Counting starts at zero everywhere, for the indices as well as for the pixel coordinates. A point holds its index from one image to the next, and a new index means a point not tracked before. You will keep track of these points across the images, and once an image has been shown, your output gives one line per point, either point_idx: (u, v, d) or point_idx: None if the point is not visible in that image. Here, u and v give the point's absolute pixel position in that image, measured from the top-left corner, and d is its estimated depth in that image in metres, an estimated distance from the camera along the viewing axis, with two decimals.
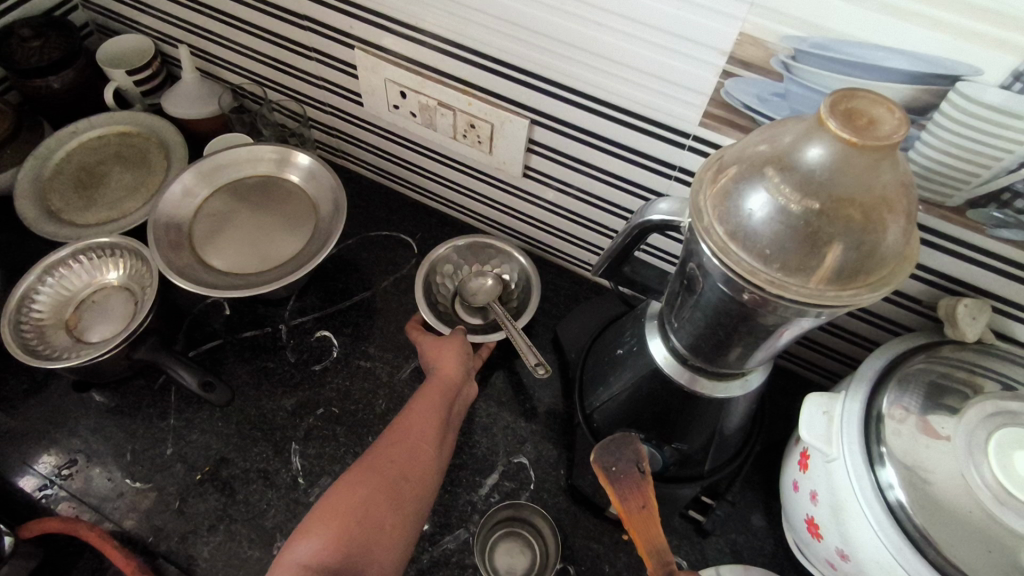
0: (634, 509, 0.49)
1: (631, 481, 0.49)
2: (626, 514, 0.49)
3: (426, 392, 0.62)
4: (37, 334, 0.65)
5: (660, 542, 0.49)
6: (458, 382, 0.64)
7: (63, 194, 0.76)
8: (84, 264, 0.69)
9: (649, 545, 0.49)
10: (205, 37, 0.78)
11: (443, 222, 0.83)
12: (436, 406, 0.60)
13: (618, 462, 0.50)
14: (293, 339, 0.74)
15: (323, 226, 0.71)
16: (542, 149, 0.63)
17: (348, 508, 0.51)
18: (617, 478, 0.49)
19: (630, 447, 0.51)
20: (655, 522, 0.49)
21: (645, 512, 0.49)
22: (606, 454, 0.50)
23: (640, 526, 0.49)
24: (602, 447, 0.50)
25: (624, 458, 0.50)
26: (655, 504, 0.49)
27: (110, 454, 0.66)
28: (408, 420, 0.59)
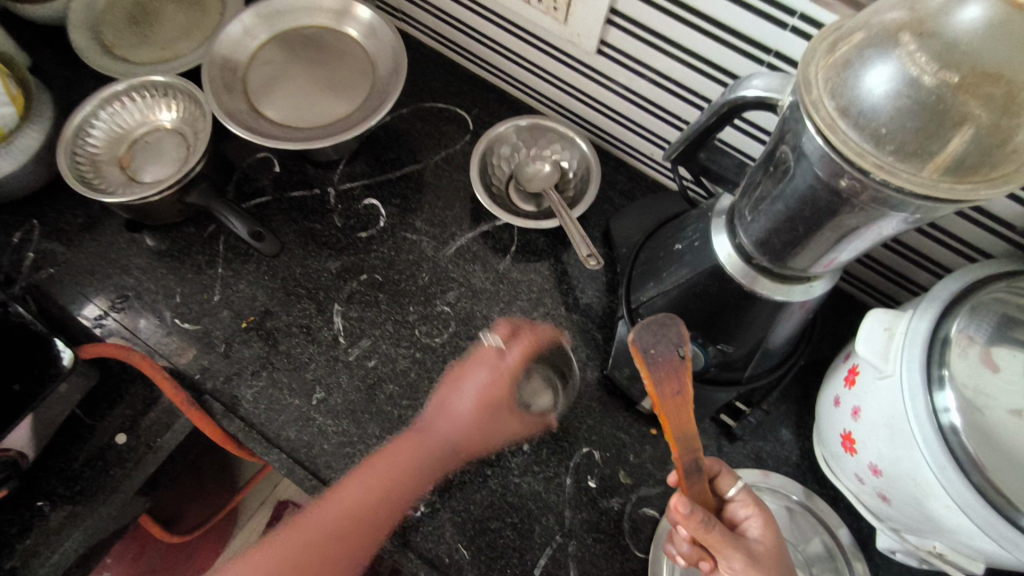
0: (667, 397, 0.45)
1: (670, 368, 0.44)
2: (659, 402, 0.45)
3: (433, 440, 0.62)
4: (92, 167, 0.65)
5: (688, 429, 0.47)
6: (452, 445, 0.62)
7: (115, 27, 0.73)
8: (138, 102, 0.68)
9: (677, 430, 0.46)
10: None
11: (501, 100, 0.79)
12: (443, 468, 0.61)
13: (658, 345, 0.44)
14: (341, 204, 0.73)
15: (380, 88, 0.68)
16: (623, 21, 0.58)
17: (305, 547, 0.57)
18: (655, 365, 0.44)
19: (671, 329, 0.45)
20: (688, 410, 0.46)
21: (678, 399, 0.45)
22: (647, 338, 0.44)
23: (671, 414, 0.46)
24: (643, 331, 0.44)
25: (665, 341, 0.44)
26: (689, 391, 0.45)
27: (160, 294, 0.68)
28: (392, 460, 0.60)
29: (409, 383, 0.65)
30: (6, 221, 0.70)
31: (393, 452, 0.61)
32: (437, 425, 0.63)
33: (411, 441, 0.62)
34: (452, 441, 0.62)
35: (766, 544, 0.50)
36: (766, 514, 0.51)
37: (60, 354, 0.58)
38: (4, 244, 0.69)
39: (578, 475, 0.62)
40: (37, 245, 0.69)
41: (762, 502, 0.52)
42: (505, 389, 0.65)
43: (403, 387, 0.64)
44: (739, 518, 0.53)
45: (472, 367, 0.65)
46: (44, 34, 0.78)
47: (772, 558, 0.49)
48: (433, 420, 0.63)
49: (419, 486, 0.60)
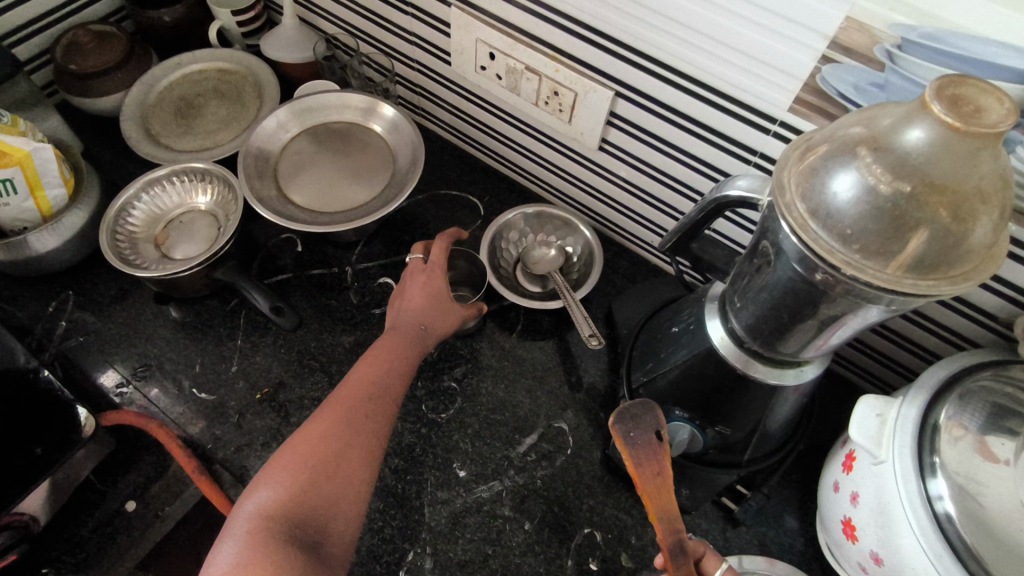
0: (647, 476, 0.49)
1: (647, 450, 0.49)
2: (639, 482, 0.49)
3: (404, 329, 0.63)
4: (130, 245, 0.70)
5: (671, 511, 0.49)
6: (425, 321, 0.64)
7: (162, 120, 0.81)
8: (177, 186, 0.74)
9: (660, 513, 0.49)
10: None
11: (511, 187, 0.85)
12: (417, 343, 0.62)
13: (636, 429, 0.50)
14: (357, 282, 0.77)
15: (399, 177, 0.73)
16: (622, 123, 0.64)
17: (316, 454, 0.51)
18: (633, 446, 0.49)
19: (648, 415, 0.50)
20: (670, 492, 0.49)
21: (659, 480, 0.49)
22: (625, 422, 0.50)
23: (653, 495, 0.49)
24: (621, 415, 0.50)
25: (643, 425, 0.50)
26: (670, 473, 0.49)
27: (181, 363, 0.71)
28: (380, 353, 0.60)
29: (415, 457, 0.66)
30: (44, 292, 0.75)
31: (360, 364, 0.59)
32: (401, 320, 0.64)
33: (414, 516, 0.63)
34: (409, 330, 0.63)
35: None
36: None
37: (77, 411, 0.61)
38: (40, 313, 0.73)
39: (579, 557, 0.61)
40: (71, 314, 0.73)
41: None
42: (442, 280, 0.67)
43: (408, 462, 0.66)
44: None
45: (406, 284, 0.68)
46: (98, 124, 0.86)
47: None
48: (436, 495, 0.64)
49: (408, 355, 0.61)
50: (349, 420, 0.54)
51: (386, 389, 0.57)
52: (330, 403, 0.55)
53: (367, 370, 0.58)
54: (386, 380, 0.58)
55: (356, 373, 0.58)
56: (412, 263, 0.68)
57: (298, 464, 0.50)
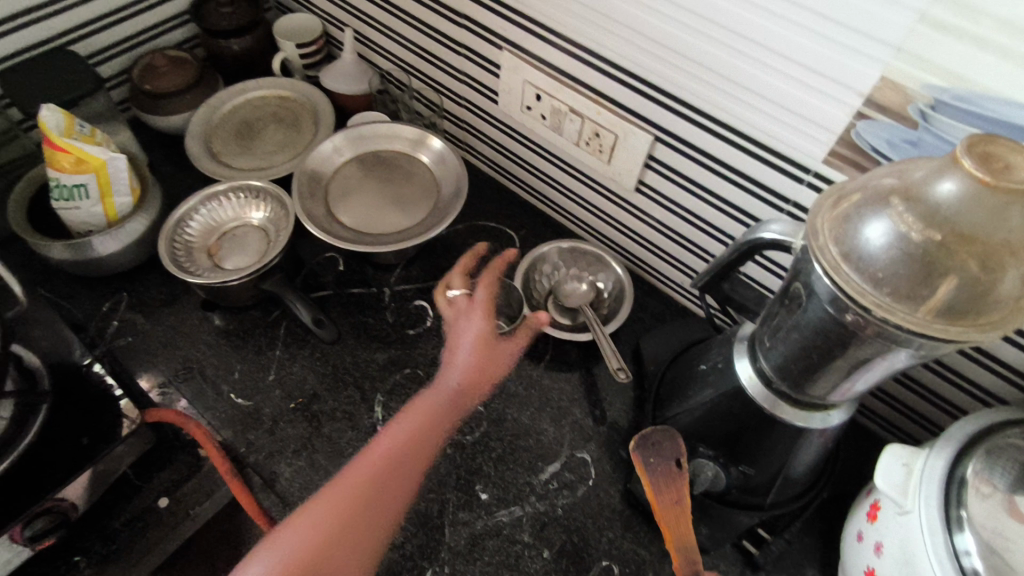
0: (666, 502, 0.54)
1: (667, 476, 0.55)
2: (659, 507, 0.54)
3: (437, 396, 0.69)
4: (186, 253, 0.74)
5: (687, 538, 0.54)
6: (457, 389, 0.70)
7: (223, 139, 0.86)
8: (235, 202, 0.78)
9: (676, 538, 0.54)
10: (369, 25, 0.88)
11: (546, 222, 0.88)
12: (447, 414, 0.69)
13: (656, 457, 0.56)
14: (394, 303, 0.80)
15: (443, 205, 0.77)
16: (659, 166, 0.67)
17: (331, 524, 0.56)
18: (653, 472, 0.55)
19: (670, 445, 0.56)
20: (687, 520, 0.54)
21: (677, 507, 0.54)
22: (646, 448, 0.56)
23: (670, 520, 0.54)
24: (644, 442, 0.56)
25: (663, 454, 0.56)
26: (688, 501, 0.55)
27: (221, 369, 0.74)
28: (410, 424, 0.66)
29: (439, 477, 0.67)
30: (100, 291, 0.79)
31: (388, 430, 0.66)
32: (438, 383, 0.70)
33: (434, 535, 0.64)
34: (449, 392, 0.70)
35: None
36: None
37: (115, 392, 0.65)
38: (94, 311, 0.77)
39: None
40: (122, 314, 0.77)
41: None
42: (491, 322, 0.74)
43: (432, 480, 0.67)
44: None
45: (457, 324, 0.74)
46: (163, 140, 0.92)
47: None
48: (457, 515, 0.65)
49: (438, 424, 0.68)
50: (366, 492, 0.60)
51: (410, 464, 0.64)
52: (352, 471, 0.61)
53: (394, 444, 0.64)
54: (411, 454, 0.64)
55: (384, 440, 0.64)
56: (457, 300, 0.76)
57: (313, 532, 0.56)
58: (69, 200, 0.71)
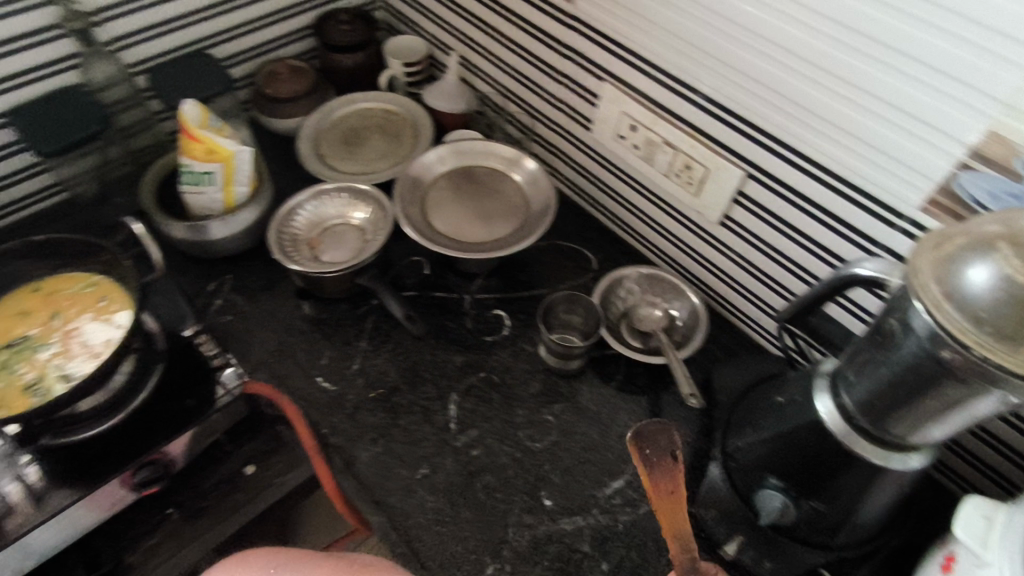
0: (661, 490, 0.58)
1: (662, 465, 0.59)
2: (654, 494, 0.58)
3: None
4: (292, 242, 0.80)
5: (684, 529, 0.56)
6: None
7: (330, 144, 0.93)
8: (340, 201, 0.84)
9: (674, 526, 0.56)
10: (475, 50, 0.94)
11: (623, 247, 0.91)
12: None
13: (653, 447, 0.59)
14: (473, 309, 0.84)
15: (530, 223, 0.81)
16: (748, 202, 0.69)
17: None
18: (651, 462, 0.59)
19: (665, 436, 0.60)
20: (682, 509, 0.57)
21: (672, 494, 0.57)
22: (642, 438, 0.60)
23: (665, 506, 0.57)
24: (640, 431, 0.60)
25: (660, 445, 0.59)
26: (682, 490, 0.57)
27: (310, 354, 0.79)
28: None
29: (506, 478, 0.70)
30: (208, 271, 0.86)
31: None
32: None
33: (499, 533, 0.66)
34: None
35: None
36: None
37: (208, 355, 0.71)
38: (202, 289, 0.84)
39: None
40: (226, 295, 0.84)
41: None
42: None
43: (499, 481, 0.70)
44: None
45: None
46: (275, 140, 1.00)
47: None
48: (522, 518, 0.67)
49: None
50: None
51: None
52: None
53: None
54: None
55: None
56: None
57: None
58: (197, 184, 0.78)
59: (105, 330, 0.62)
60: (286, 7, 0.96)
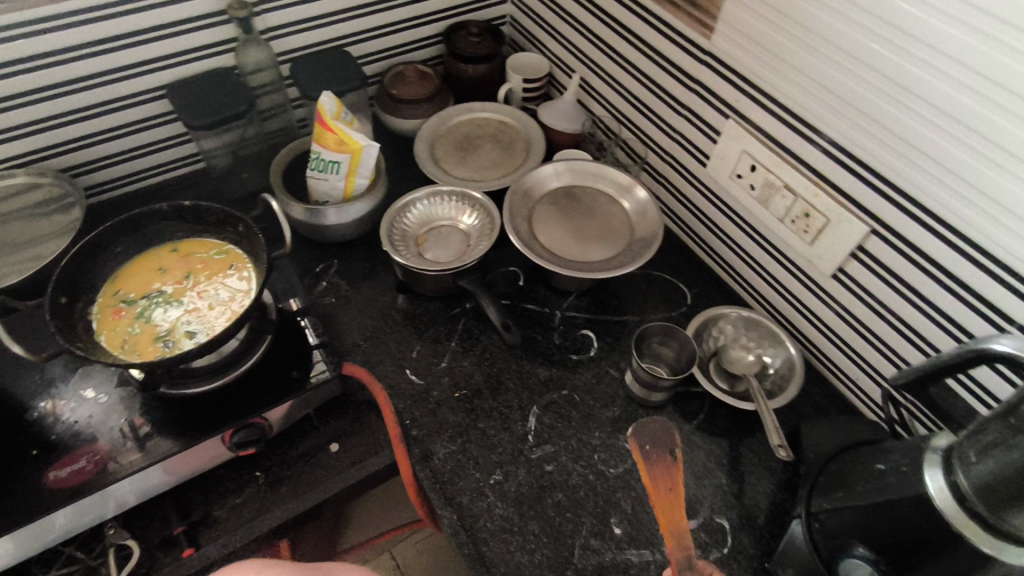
0: (660, 487, 0.62)
1: (661, 463, 0.63)
2: (653, 491, 0.62)
3: None
4: (401, 237, 0.84)
5: (680, 524, 0.60)
6: None
7: (445, 148, 0.97)
8: (450, 203, 0.88)
9: (671, 523, 0.60)
10: (597, 74, 0.96)
11: (720, 286, 0.89)
12: None
13: (652, 445, 0.64)
14: (562, 326, 0.84)
15: (633, 248, 0.81)
16: (867, 258, 0.67)
17: None
18: (650, 458, 0.63)
19: (666, 436, 0.64)
20: (679, 504, 0.61)
21: (669, 492, 0.62)
22: (642, 435, 0.64)
23: (662, 500, 0.61)
24: (640, 429, 0.64)
25: (659, 444, 0.64)
26: (679, 486, 0.62)
27: (401, 345, 0.82)
28: None
29: (577, 498, 0.70)
30: (317, 254, 0.90)
31: None
32: None
33: (564, 552, 0.66)
34: None
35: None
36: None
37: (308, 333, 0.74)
38: (309, 269, 0.88)
39: None
40: (330, 278, 0.88)
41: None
42: None
43: (570, 500, 0.70)
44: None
45: None
46: (391, 138, 1.04)
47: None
48: (589, 541, 0.67)
49: None
50: None
51: None
52: None
53: None
54: None
55: None
56: None
57: None
58: (323, 171, 0.83)
59: (236, 296, 0.68)
60: (422, 14, 1.01)
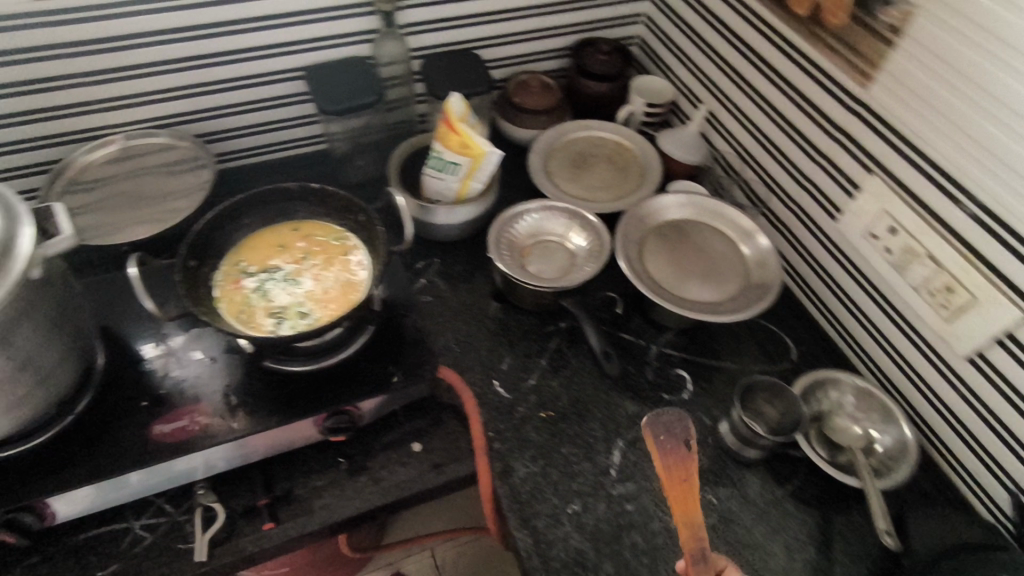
0: (674, 475, 0.62)
1: (676, 453, 0.63)
2: (668, 479, 0.62)
3: None
4: (507, 246, 0.83)
5: (693, 512, 0.60)
6: None
7: (559, 162, 0.96)
8: (561, 220, 0.86)
9: (684, 510, 0.60)
10: (727, 109, 0.93)
11: (829, 348, 0.84)
12: None
13: (667, 434, 0.63)
14: (657, 362, 0.82)
15: (747, 295, 0.77)
16: (1016, 347, 0.61)
17: None
18: (664, 447, 0.63)
19: (679, 426, 0.64)
20: (692, 492, 0.61)
21: (683, 480, 0.61)
22: (658, 425, 0.64)
23: (676, 488, 0.61)
24: (656, 419, 0.64)
25: (674, 433, 0.64)
26: (693, 474, 0.62)
27: (492, 355, 0.81)
28: None
29: (655, 544, 0.67)
30: (420, 250, 0.91)
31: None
32: None
33: None
34: None
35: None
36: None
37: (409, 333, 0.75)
38: (411, 264, 0.89)
39: None
40: (430, 276, 0.88)
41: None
42: None
43: (648, 545, 0.67)
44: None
45: None
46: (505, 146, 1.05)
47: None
48: None
49: None
50: None
51: None
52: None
53: None
54: None
55: None
56: None
57: None
58: (442, 170, 0.84)
59: (351, 285, 0.69)
60: (556, 27, 1.01)
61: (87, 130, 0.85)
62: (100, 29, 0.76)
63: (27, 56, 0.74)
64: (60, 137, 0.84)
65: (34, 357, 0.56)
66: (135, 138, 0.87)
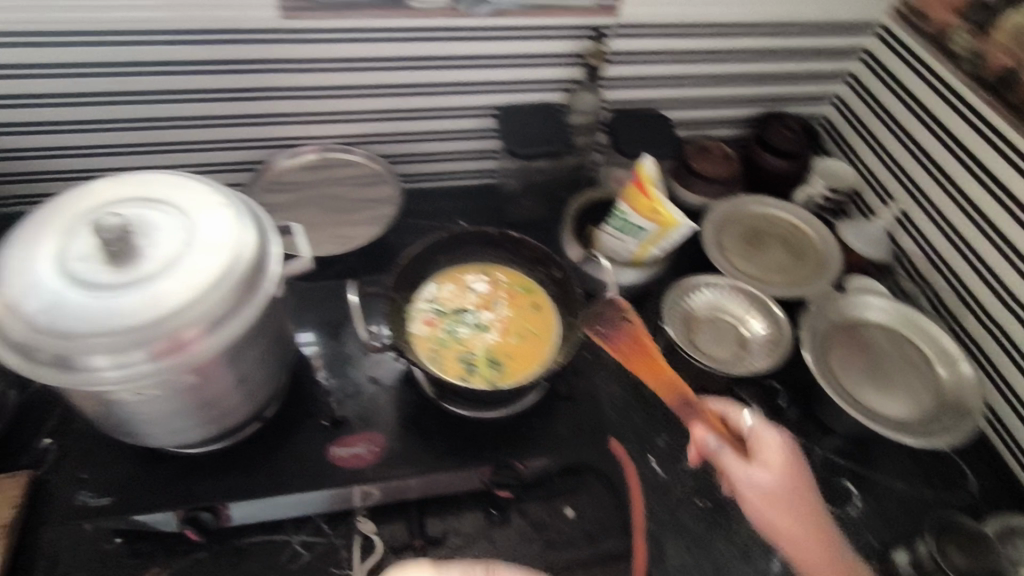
0: (625, 346, 0.81)
1: (618, 331, 0.81)
2: (626, 353, 0.81)
3: None
4: (681, 318, 0.83)
5: (665, 372, 0.78)
6: None
7: (731, 237, 0.94)
8: (742, 303, 0.85)
9: (665, 377, 0.78)
10: (925, 209, 0.89)
11: (1011, 485, 0.78)
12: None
13: (600, 322, 0.82)
14: (822, 469, 0.77)
15: (940, 417, 0.75)
16: None
17: None
18: (603, 330, 0.82)
19: (605, 309, 0.82)
20: (638, 344, 0.81)
21: (635, 344, 0.80)
22: (598, 321, 0.82)
23: (631, 348, 0.81)
24: (595, 317, 0.82)
25: (603, 318, 0.82)
26: (634, 337, 0.81)
27: (648, 427, 0.79)
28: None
29: None
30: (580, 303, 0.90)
31: None
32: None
33: None
34: None
35: (780, 466, 0.66)
36: (803, 459, 0.69)
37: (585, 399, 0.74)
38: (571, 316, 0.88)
39: None
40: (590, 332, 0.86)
41: (779, 441, 0.67)
42: None
43: None
44: (758, 436, 0.68)
45: None
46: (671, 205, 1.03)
47: (804, 478, 0.67)
48: None
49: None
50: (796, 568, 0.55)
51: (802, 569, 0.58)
52: None
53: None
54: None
55: None
56: None
57: None
58: (625, 233, 0.83)
59: (537, 342, 0.68)
60: (744, 97, 0.99)
61: (290, 139, 0.86)
62: (328, 49, 0.77)
63: (261, 67, 0.77)
64: (264, 142, 0.86)
65: (251, 374, 0.57)
66: (330, 151, 0.88)
